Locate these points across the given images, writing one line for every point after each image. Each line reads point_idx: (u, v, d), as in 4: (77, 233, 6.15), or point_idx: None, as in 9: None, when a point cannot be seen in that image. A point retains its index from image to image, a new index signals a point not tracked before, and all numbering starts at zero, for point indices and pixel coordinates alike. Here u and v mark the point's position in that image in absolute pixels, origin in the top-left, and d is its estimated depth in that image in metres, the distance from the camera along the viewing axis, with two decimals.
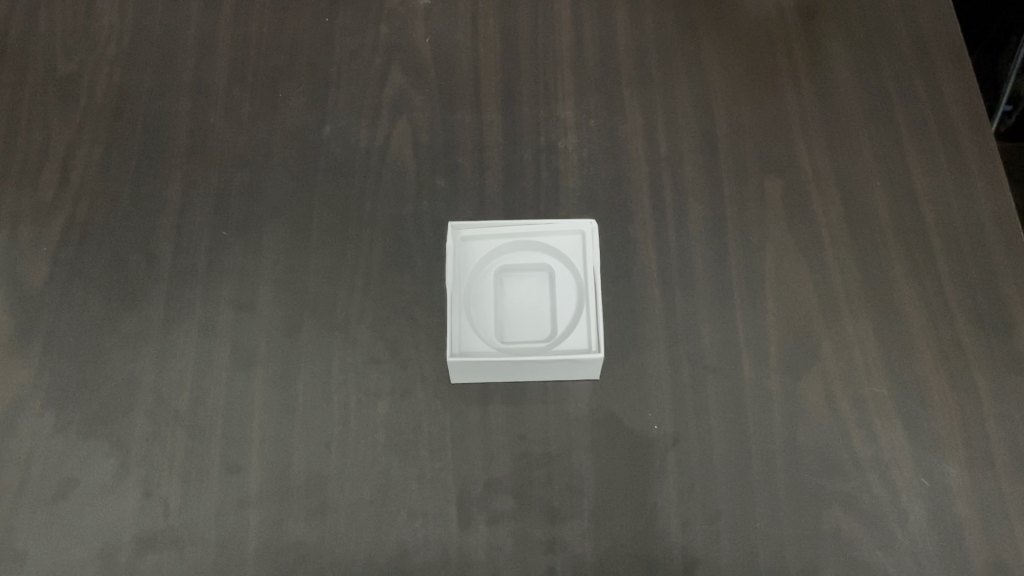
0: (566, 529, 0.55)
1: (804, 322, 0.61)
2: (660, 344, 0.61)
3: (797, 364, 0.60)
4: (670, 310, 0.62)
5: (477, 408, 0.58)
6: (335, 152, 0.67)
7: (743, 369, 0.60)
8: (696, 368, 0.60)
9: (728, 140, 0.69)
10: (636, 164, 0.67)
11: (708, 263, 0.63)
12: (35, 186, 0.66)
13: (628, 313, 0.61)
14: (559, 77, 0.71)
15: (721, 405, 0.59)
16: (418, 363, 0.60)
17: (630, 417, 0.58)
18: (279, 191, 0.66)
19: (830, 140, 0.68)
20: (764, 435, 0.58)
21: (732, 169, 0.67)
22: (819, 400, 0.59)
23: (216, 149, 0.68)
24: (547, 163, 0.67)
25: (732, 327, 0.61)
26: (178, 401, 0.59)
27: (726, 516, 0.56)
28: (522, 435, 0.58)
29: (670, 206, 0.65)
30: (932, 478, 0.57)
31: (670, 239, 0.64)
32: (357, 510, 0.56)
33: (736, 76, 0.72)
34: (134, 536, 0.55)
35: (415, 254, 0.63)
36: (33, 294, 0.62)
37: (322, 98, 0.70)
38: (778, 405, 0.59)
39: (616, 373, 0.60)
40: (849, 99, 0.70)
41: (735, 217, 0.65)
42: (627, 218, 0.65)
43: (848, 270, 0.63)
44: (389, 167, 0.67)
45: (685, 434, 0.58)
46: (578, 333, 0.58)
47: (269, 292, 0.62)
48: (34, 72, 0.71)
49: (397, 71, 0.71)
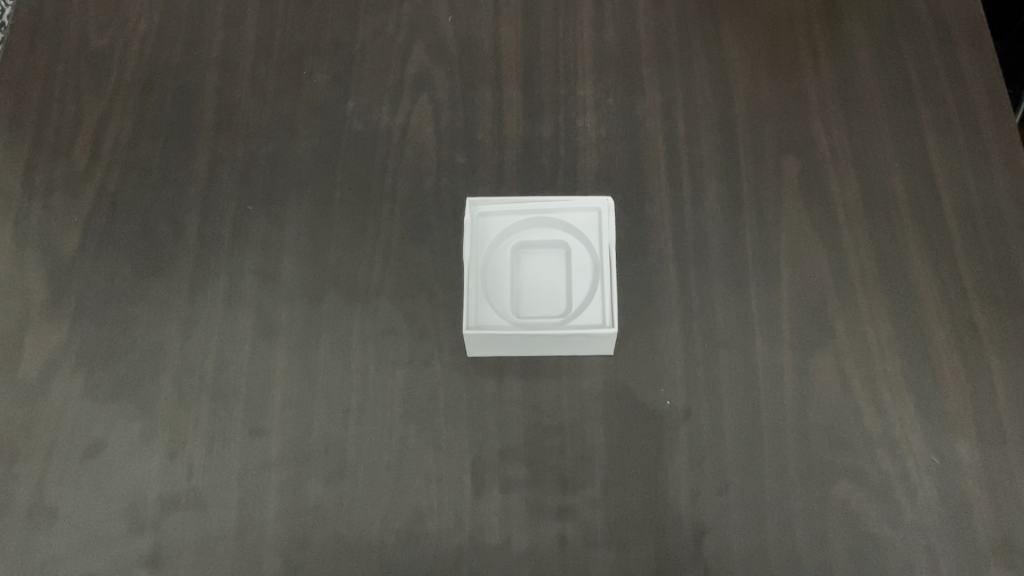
0: (578, 499, 0.57)
1: (817, 300, 0.62)
2: (673, 321, 0.61)
3: (809, 341, 0.61)
4: (685, 287, 0.62)
5: (493, 378, 0.60)
6: (357, 128, 0.69)
7: (755, 344, 0.61)
8: (710, 344, 0.61)
9: (746, 120, 0.69)
10: (653, 142, 0.68)
11: (723, 241, 0.64)
12: (67, 157, 0.68)
13: (642, 289, 0.62)
14: (578, 57, 0.72)
15: (732, 381, 0.60)
16: (435, 333, 0.61)
17: (643, 390, 0.59)
18: (304, 165, 0.68)
19: (848, 119, 0.69)
20: (776, 410, 0.59)
21: (749, 149, 0.68)
22: (830, 376, 0.60)
23: (245, 124, 0.69)
24: (566, 142, 0.68)
25: (746, 304, 0.62)
26: (206, 365, 0.61)
27: (737, 489, 0.57)
28: (536, 406, 0.59)
29: (687, 184, 0.66)
30: (941, 456, 0.57)
31: (686, 217, 0.65)
32: (375, 476, 0.57)
33: (755, 57, 0.72)
34: (158, 496, 0.57)
35: (435, 229, 0.65)
36: (65, 262, 0.64)
37: (345, 74, 0.71)
38: (790, 381, 0.60)
39: (629, 348, 0.61)
40: (868, 79, 0.71)
41: (751, 196, 0.66)
42: (644, 196, 0.66)
43: (864, 248, 0.64)
44: (410, 143, 0.68)
45: (698, 407, 0.59)
46: (592, 309, 0.60)
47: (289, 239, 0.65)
48: (68, 46, 0.73)
49: (419, 49, 0.72)
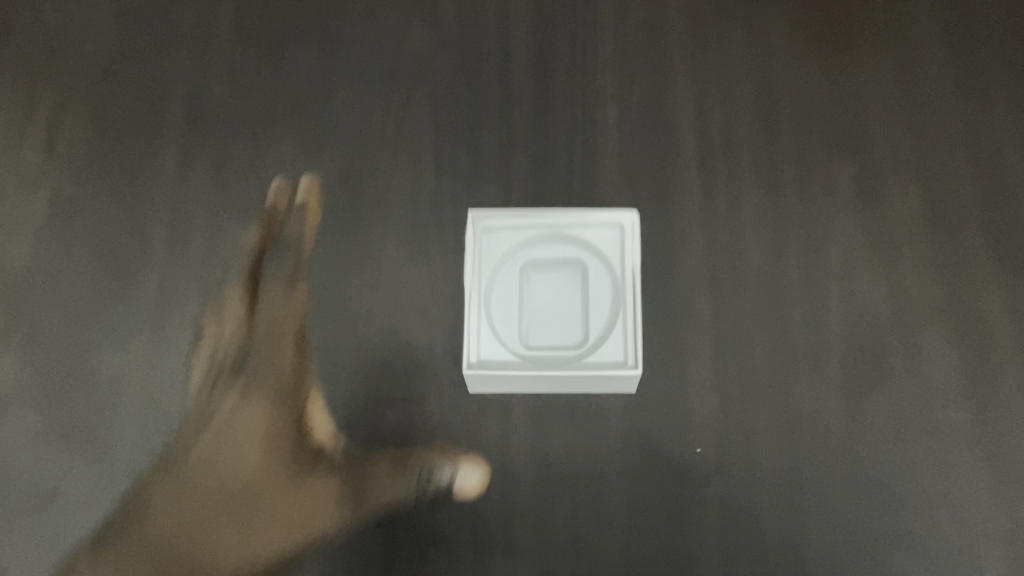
0: (593, 565, 0.50)
1: (870, 333, 0.54)
2: (704, 356, 0.54)
3: (861, 382, 0.53)
4: (718, 316, 0.55)
5: (495, 423, 0.53)
6: (342, 121, 0.60)
7: (798, 385, 0.53)
8: (746, 384, 0.53)
9: (790, 115, 0.60)
10: (684, 142, 0.59)
11: (764, 261, 0.56)
12: (18, 155, 0.60)
13: (669, 319, 0.55)
14: (597, 35, 0.62)
15: (772, 428, 0.52)
16: (431, 369, 0.54)
17: (668, 438, 0.52)
18: (283, 166, 0.59)
19: (911, 115, 0.59)
20: (823, 463, 0.51)
21: (794, 150, 0.59)
22: (884, 424, 0.52)
23: (215, 116, 0.61)
24: (582, 140, 0.59)
25: (788, 337, 0.54)
26: (170, 406, 0.54)
27: (775, 556, 0.50)
28: (546, 457, 0.52)
29: (723, 192, 0.58)
30: (1012, 520, 0.50)
31: (720, 232, 0.57)
32: (363, 535, 0.51)
33: (803, 36, 0.62)
34: (118, 554, 0.51)
35: (432, 244, 0.57)
36: (15, 280, 0.57)
37: (329, 56, 0.62)
38: (839, 429, 0.52)
39: (653, 389, 0.53)
40: (936, 64, 0.60)
41: (796, 207, 0.57)
42: (671, 209, 0.57)
43: (927, 272, 0.55)
44: (402, 141, 0.60)
45: (731, 459, 0.51)
46: (612, 343, 0.52)
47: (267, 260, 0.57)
48: (20, 20, 0.64)
49: (415, 25, 0.63)
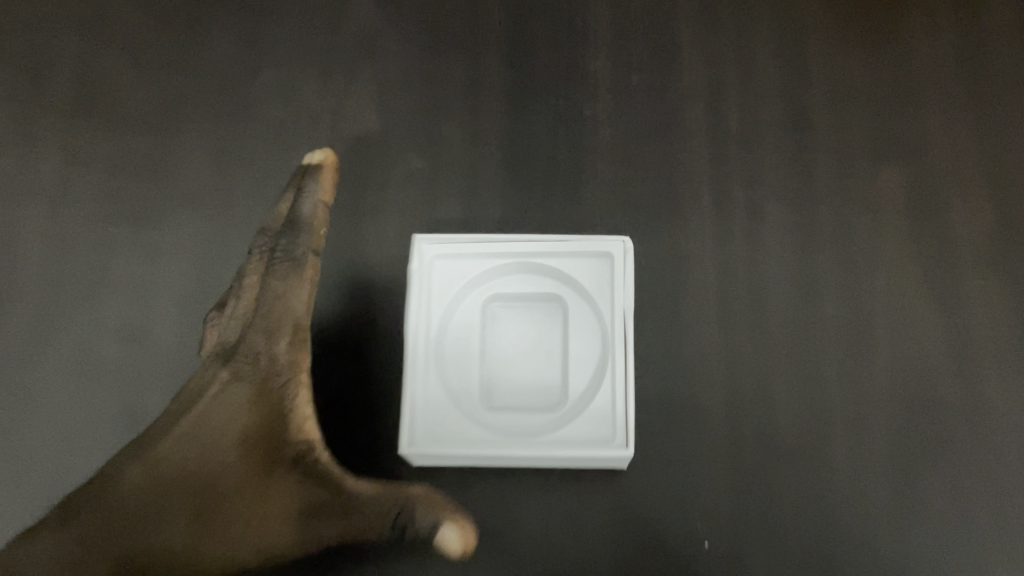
0: None
1: (918, 381, 0.46)
2: (714, 408, 0.45)
3: (908, 442, 0.45)
4: (734, 359, 0.46)
5: (460, 489, 0.44)
6: (274, 116, 0.52)
7: (834, 446, 0.45)
8: (763, 443, 0.45)
9: (828, 111, 0.50)
10: (693, 144, 0.50)
11: (792, 292, 0.47)
12: None
13: (682, 361, 0.46)
14: (588, 13, 0.53)
15: (796, 499, 0.44)
16: (385, 416, 0.45)
17: (671, 510, 0.44)
18: (223, 171, 0.51)
19: (975, 111, 0.50)
20: (855, 542, 0.43)
21: (833, 155, 0.50)
22: (938, 494, 0.44)
23: (145, 112, 0.52)
24: (568, 141, 0.50)
25: (817, 387, 0.46)
26: (83, 459, 0.46)
27: None
28: (524, 531, 0.44)
29: (742, 206, 0.49)
30: None
31: (739, 256, 0.48)
32: None
33: (843, 17, 0.52)
34: None
35: (375, 267, 0.48)
36: None
37: (261, 39, 0.53)
38: (879, 500, 0.44)
39: (659, 447, 0.45)
40: (1005, 50, 0.51)
41: (834, 226, 0.48)
42: (677, 225, 0.48)
43: (994, 307, 0.47)
44: (351, 141, 0.51)
45: (744, 535, 0.43)
46: (594, 411, 0.41)
47: (281, 233, 0.40)
48: None
49: (366, 3, 0.54)
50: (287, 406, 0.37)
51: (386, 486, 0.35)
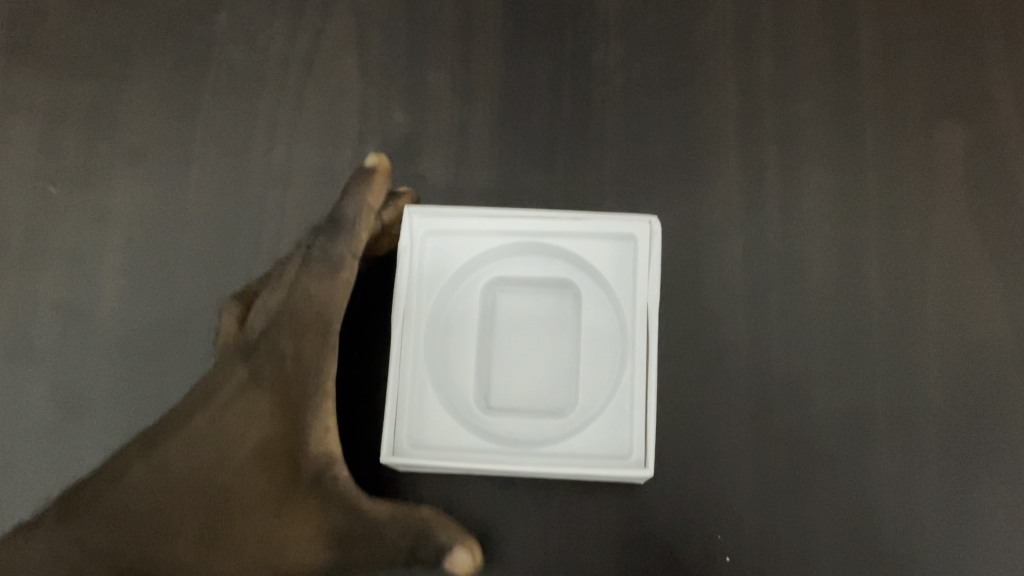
0: None
1: (976, 373, 0.40)
2: (740, 402, 0.39)
3: (964, 444, 0.39)
4: (763, 346, 0.40)
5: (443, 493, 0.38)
6: (235, 59, 0.45)
7: (878, 447, 0.39)
8: (796, 443, 0.39)
9: (877, 56, 0.44)
10: (717, 93, 0.43)
11: (830, 269, 0.41)
12: None
13: (705, 348, 0.40)
14: None
15: (833, 509, 0.38)
16: (358, 413, 0.39)
17: (690, 521, 0.38)
18: (177, 124, 0.44)
19: None
20: (902, 558, 0.37)
21: (883, 108, 0.43)
22: (999, 505, 0.38)
23: (85, 51, 0.46)
24: (573, 89, 0.43)
25: (861, 378, 0.40)
26: (11, 451, 0.40)
27: None
28: (518, 543, 0.38)
29: (775, 168, 0.42)
30: None
31: (770, 226, 0.41)
32: None
33: None
34: None
35: None
36: None
37: None
38: (930, 510, 0.38)
39: (678, 447, 0.39)
40: None
41: (880, 192, 0.42)
42: (698, 189, 0.42)
43: None
44: (322, 88, 0.44)
45: (774, 550, 0.37)
46: (609, 420, 0.35)
47: (321, 229, 0.35)
48: None
49: None
50: (314, 421, 0.32)
51: (401, 510, 0.32)
